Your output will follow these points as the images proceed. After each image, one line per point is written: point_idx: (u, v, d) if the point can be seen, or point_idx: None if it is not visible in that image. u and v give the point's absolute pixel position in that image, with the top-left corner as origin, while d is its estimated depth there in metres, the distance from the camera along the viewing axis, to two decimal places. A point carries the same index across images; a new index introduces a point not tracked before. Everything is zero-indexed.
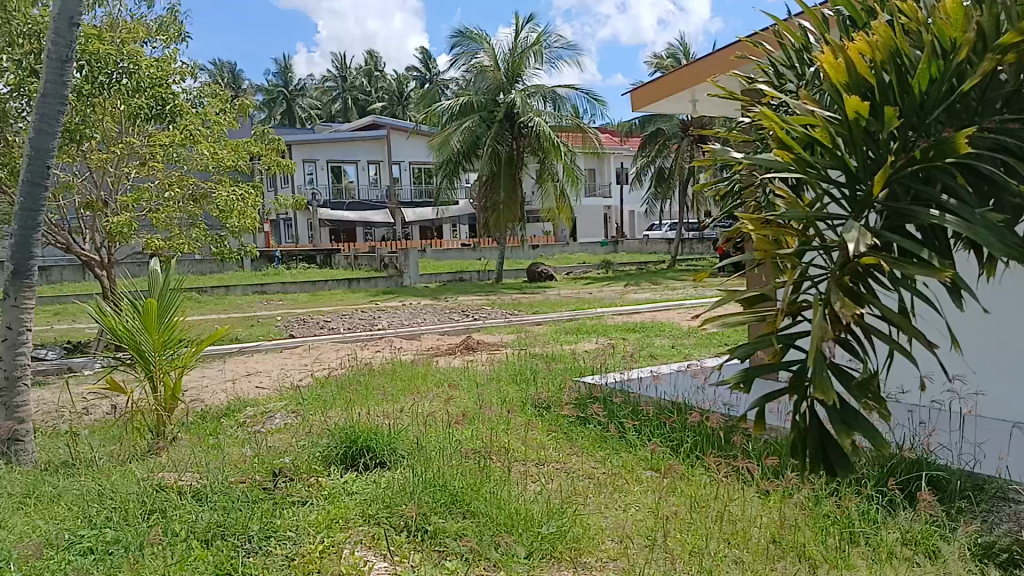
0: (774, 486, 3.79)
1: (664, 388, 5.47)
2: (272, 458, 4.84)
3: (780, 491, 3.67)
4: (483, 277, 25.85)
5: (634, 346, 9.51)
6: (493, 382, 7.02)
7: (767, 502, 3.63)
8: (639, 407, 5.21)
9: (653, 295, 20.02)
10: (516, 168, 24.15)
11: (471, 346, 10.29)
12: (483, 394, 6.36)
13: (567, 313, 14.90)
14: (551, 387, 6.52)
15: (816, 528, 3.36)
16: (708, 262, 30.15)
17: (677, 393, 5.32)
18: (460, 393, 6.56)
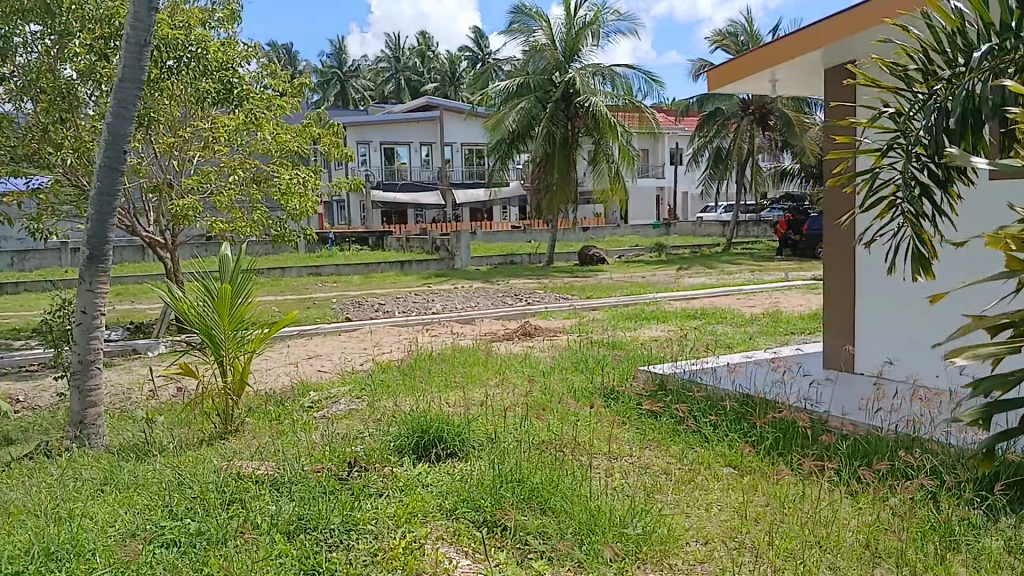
0: (864, 487, 3.58)
1: (741, 381, 5.30)
2: (344, 445, 4.84)
3: (872, 493, 3.46)
4: (534, 260, 25.74)
5: (696, 334, 9.33)
6: (556, 370, 6.94)
7: (858, 504, 3.42)
8: (718, 401, 5.06)
9: (709, 279, 19.70)
10: (570, 149, 23.90)
11: (530, 332, 10.22)
12: (549, 383, 6.28)
13: (623, 298, 14.74)
14: (617, 377, 6.41)
15: (912, 532, 3.12)
16: (764, 246, 29.55)
17: (753, 386, 5.17)
18: (525, 381, 6.50)
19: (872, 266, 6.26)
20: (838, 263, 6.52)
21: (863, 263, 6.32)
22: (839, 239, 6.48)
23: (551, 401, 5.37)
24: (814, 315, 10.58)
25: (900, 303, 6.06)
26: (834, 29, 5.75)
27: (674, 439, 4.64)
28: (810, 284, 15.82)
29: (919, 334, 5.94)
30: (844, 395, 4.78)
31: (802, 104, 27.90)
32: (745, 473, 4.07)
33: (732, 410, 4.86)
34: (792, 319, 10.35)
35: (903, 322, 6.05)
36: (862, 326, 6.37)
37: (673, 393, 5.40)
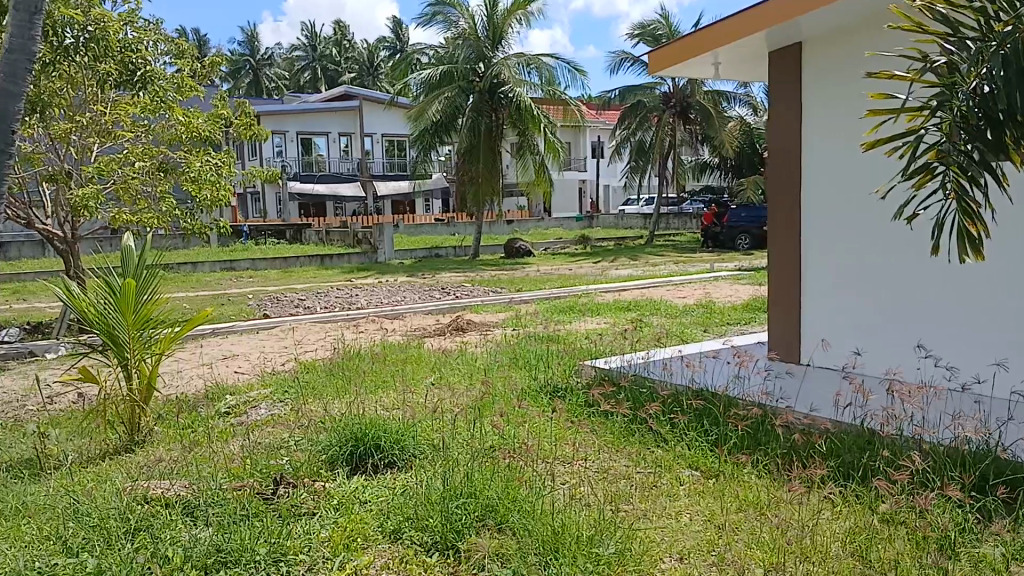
0: (842, 489, 3.31)
1: (697, 376, 4.98)
2: (268, 457, 4.33)
3: (853, 498, 3.19)
4: (459, 253, 25.29)
5: (632, 326, 9.10)
6: (494, 367, 6.55)
7: (838, 509, 3.16)
8: (673, 394, 4.77)
9: (635, 271, 19.63)
10: (494, 140, 23.53)
11: (462, 326, 9.81)
12: (486, 381, 5.89)
13: (552, 291, 14.45)
14: (559, 373, 6.08)
15: (906, 541, 2.86)
16: (686, 238, 29.87)
17: (713, 381, 4.85)
18: (462, 381, 6.09)
19: (818, 255, 6.10)
20: (785, 251, 6.34)
21: (809, 251, 6.17)
22: (786, 228, 6.31)
23: (494, 400, 4.98)
24: (746, 305, 10.49)
25: (846, 292, 5.91)
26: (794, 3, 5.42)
27: (629, 438, 4.33)
28: (736, 274, 15.87)
29: (865, 323, 5.79)
30: (803, 389, 4.56)
31: (721, 98, 28.21)
32: (710, 475, 3.79)
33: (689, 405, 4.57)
34: (726, 309, 10.23)
35: (850, 312, 5.90)
36: (807, 315, 6.21)
37: (622, 388, 5.09)
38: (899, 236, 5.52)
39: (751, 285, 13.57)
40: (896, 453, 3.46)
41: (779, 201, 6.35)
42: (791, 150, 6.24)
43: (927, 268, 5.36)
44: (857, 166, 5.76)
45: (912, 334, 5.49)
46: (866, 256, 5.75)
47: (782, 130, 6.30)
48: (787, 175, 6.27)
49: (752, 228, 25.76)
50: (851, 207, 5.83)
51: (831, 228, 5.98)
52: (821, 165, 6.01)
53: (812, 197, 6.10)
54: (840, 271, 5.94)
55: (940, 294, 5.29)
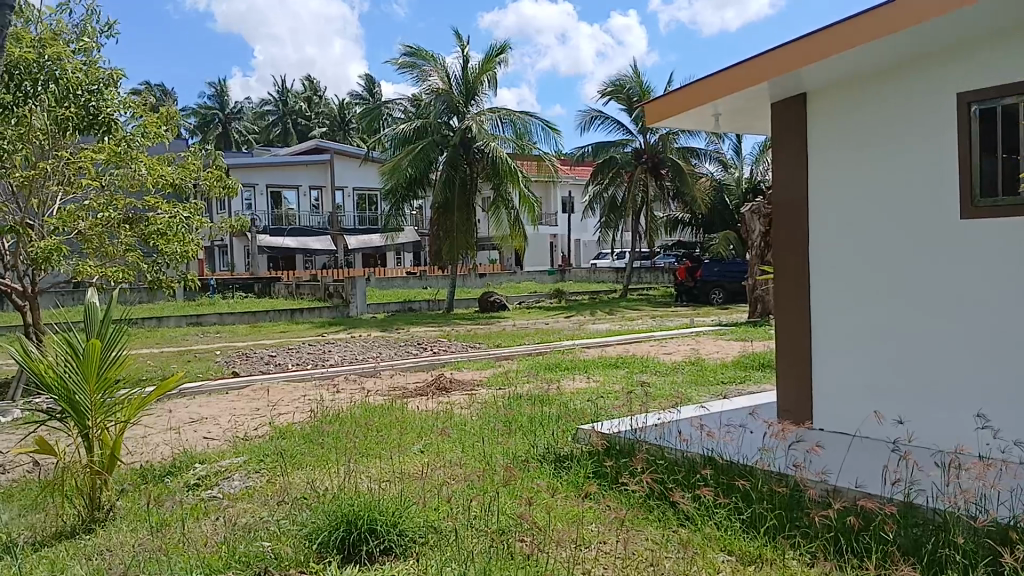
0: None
1: (717, 445, 4.58)
2: (248, 542, 3.87)
3: None
4: (432, 307, 24.87)
5: (624, 385, 8.76)
6: (488, 433, 6.11)
7: None
8: (692, 465, 4.39)
9: (613, 326, 19.35)
10: (469, 194, 23.32)
11: (445, 386, 9.36)
12: (478, 450, 5.48)
13: (533, 346, 14.04)
14: (559, 439, 5.68)
15: None
16: (660, 292, 29.79)
17: (736, 451, 4.46)
18: (454, 450, 5.61)
19: (830, 314, 5.79)
20: (793, 310, 6.02)
21: (820, 311, 5.85)
22: (794, 286, 6.00)
23: (494, 472, 4.55)
24: (736, 362, 10.15)
25: (863, 354, 5.60)
26: (808, 54, 5.15)
27: (650, 517, 3.96)
28: (717, 330, 15.62)
29: (885, 387, 5.47)
30: (833, 462, 4.20)
31: (689, 154, 28.31)
32: (747, 561, 3.44)
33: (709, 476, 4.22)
34: (716, 367, 9.89)
35: (868, 374, 5.57)
36: (819, 377, 5.88)
37: (632, 459, 4.68)
38: (919, 294, 5.25)
39: (735, 340, 13.33)
40: (960, 533, 3.14)
41: (786, 260, 6.04)
42: (796, 205, 5.95)
43: (953, 328, 5.08)
44: (869, 222, 5.51)
45: (937, 397, 5.18)
46: (894, 317, 5.40)
47: (785, 184, 6.02)
48: (794, 231, 5.97)
49: (725, 283, 25.69)
50: (864, 266, 5.55)
51: (844, 286, 5.69)
52: (831, 221, 5.74)
53: (821, 255, 5.81)
54: (855, 331, 5.63)
55: (967, 353, 5.02)
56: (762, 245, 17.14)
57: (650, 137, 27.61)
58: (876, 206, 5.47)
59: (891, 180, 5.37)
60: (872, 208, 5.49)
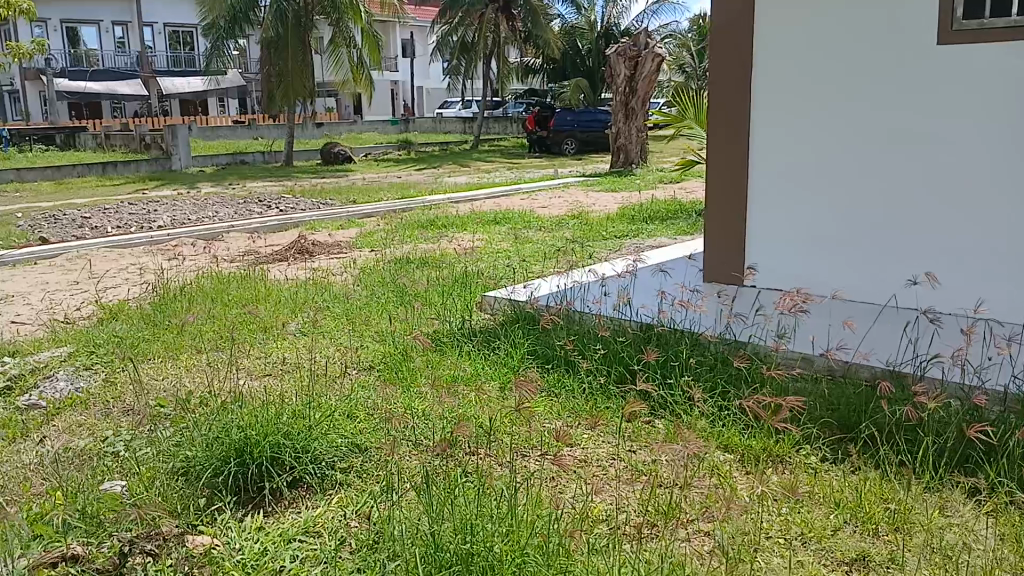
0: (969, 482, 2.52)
1: (682, 316, 3.89)
2: (91, 483, 2.77)
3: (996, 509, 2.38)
4: (268, 159, 22.72)
5: (511, 244, 7.95)
6: (378, 312, 5.10)
7: (983, 520, 2.35)
8: (659, 339, 3.69)
9: (471, 179, 18.34)
10: (305, 31, 20.75)
11: (307, 251, 8.14)
12: (372, 335, 4.54)
13: (393, 202, 12.85)
14: (470, 314, 4.86)
15: None
16: (510, 143, 28.88)
17: (708, 324, 3.79)
18: (347, 336, 4.60)
19: (772, 159, 5.05)
20: (726, 156, 5.21)
21: (758, 155, 5.10)
22: (729, 129, 5.17)
23: (402, 374, 3.69)
24: (621, 215, 9.49)
25: (809, 203, 4.97)
26: None
27: (609, 404, 3.29)
28: (584, 181, 15.03)
29: (835, 240, 4.90)
30: (826, 332, 3.62)
31: None
32: (754, 461, 2.82)
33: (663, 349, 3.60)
34: (601, 221, 9.20)
35: (814, 227, 4.97)
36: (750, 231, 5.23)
37: (581, 335, 3.90)
38: (881, 134, 4.63)
39: (607, 192, 12.76)
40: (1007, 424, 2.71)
41: (720, 96, 5.16)
42: (735, 30, 5.02)
43: (921, 172, 4.53)
44: (823, 48, 4.75)
45: (895, 248, 4.69)
46: (845, 160, 4.78)
47: (721, 6, 5.05)
48: (732, 60, 5.07)
49: (578, 133, 25.03)
50: (814, 102, 4.84)
51: (791, 126, 4.95)
52: (777, 48, 4.91)
53: (765, 90, 5.00)
54: (796, 175, 4.98)
55: (935, 200, 4.51)
56: (627, 91, 16.40)
57: None
58: (834, 31, 4.69)
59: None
60: (832, 35, 4.70)
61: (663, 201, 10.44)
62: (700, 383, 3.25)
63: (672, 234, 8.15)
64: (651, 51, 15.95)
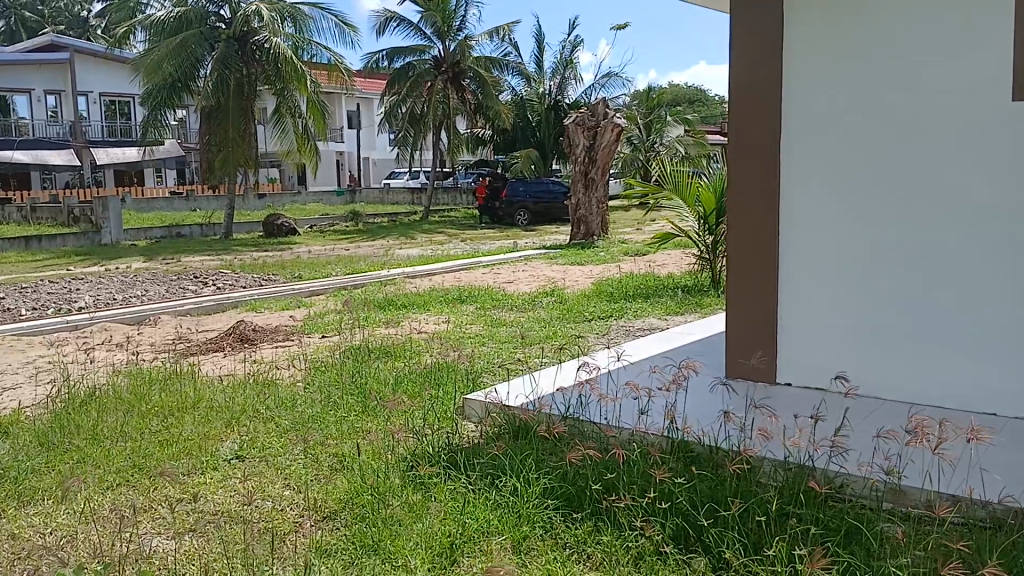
0: None
1: (762, 443, 3.07)
2: None
3: None
4: (206, 232, 21.52)
5: (485, 329, 7.05)
6: (334, 431, 4.11)
7: None
8: (728, 475, 2.84)
9: (423, 252, 17.47)
10: (246, 97, 19.85)
11: (246, 338, 7.09)
12: (328, 472, 3.54)
13: (342, 277, 11.89)
14: (455, 433, 3.94)
15: None
16: (460, 213, 28.24)
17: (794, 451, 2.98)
18: (299, 469, 3.61)
19: (809, 238, 4.32)
20: (752, 236, 4.47)
21: (791, 235, 4.37)
22: (755, 200, 4.44)
23: (380, 537, 2.72)
24: (598, 292, 8.69)
25: (856, 292, 4.21)
26: None
27: None
28: (546, 254, 14.30)
29: (890, 336, 4.13)
30: (972, 467, 2.87)
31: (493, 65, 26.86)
32: None
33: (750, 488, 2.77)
34: (578, 299, 8.38)
35: (862, 315, 4.20)
36: (785, 325, 4.45)
37: (622, 464, 3.04)
38: (944, 205, 3.89)
39: (572, 265, 12.01)
40: None
41: (743, 163, 4.45)
42: (761, 87, 4.35)
43: (995, 251, 3.79)
44: (868, 112, 4.07)
45: (964, 342, 3.91)
46: (900, 241, 4.04)
47: (743, 63, 4.39)
48: (758, 123, 4.38)
49: (530, 203, 24.43)
50: (859, 177, 4.14)
51: (830, 196, 4.23)
52: (813, 112, 4.23)
53: (798, 156, 4.30)
54: (840, 257, 4.24)
55: (1015, 284, 3.75)
56: (586, 160, 15.91)
57: (449, 45, 25.69)
58: (882, 91, 4.01)
59: (903, 52, 3.94)
60: (879, 92, 4.02)
61: (638, 276, 9.68)
62: (801, 545, 2.40)
63: (661, 314, 7.34)
64: (610, 122, 15.52)
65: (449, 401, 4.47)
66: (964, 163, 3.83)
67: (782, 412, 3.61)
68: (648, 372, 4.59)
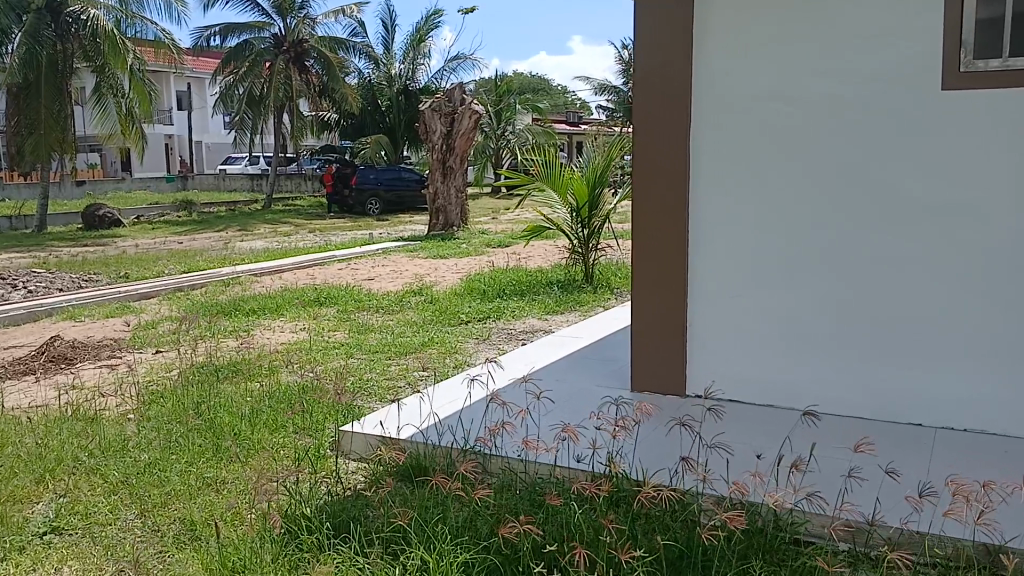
0: None
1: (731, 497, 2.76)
2: None
3: None
4: (15, 224, 19.14)
5: (348, 338, 6.33)
6: (182, 487, 3.34)
7: None
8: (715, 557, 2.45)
9: (269, 244, 16.27)
10: (60, 75, 17.70)
11: (62, 357, 5.99)
12: (175, 554, 2.78)
13: (178, 276, 10.70)
14: (334, 487, 3.27)
15: None
16: (305, 202, 26.83)
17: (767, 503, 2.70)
18: (138, 550, 2.83)
19: (725, 237, 3.96)
20: (664, 235, 4.05)
21: (706, 234, 4.00)
22: (666, 197, 4.02)
23: None
24: (470, 289, 8.15)
25: (778, 295, 3.90)
26: None
27: None
28: (405, 246, 13.60)
29: (814, 343, 3.85)
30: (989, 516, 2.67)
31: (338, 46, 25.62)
32: None
33: (768, 564, 2.46)
34: (449, 298, 7.81)
35: (781, 321, 3.90)
36: (699, 334, 4.08)
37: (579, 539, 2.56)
38: (871, 202, 3.64)
39: (434, 258, 11.40)
40: None
41: (652, 155, 4.02)
42: (674, 72, 3.94)
43: (922, 253, 3.58)
44: (791, 100, 3.76)
45: (889, 347, 3.69)
46: (825, 240, 3.76)
47: (651, 45, 3.96)
48: (668, 112, 3.97)
49: (382, 191, 23.48)
50: (779, 171, 3.82)
51: (750, 193, 3.89)
52: (728, 101, 3.88)
53: (713, 148, 3.94)
54: (759, 259, 3.92)
55: (944, 288, 3.55)
56: (443, 148, 15.29)
57: (289, 23, 24.23)
58: (806, 79, 3.71)
59: (829, 36, 3.65)
60: (802, 81, 3.72)
61: (507, 270, 9.23)
62: None
63: (540, 313, 6.90)
64: (467, 108, 15.01)
65: (314, 442, 3.78)
66: (894, 157, 3.58)
67: (739, 448, 3.30)
68: (563, 399, 4.12)
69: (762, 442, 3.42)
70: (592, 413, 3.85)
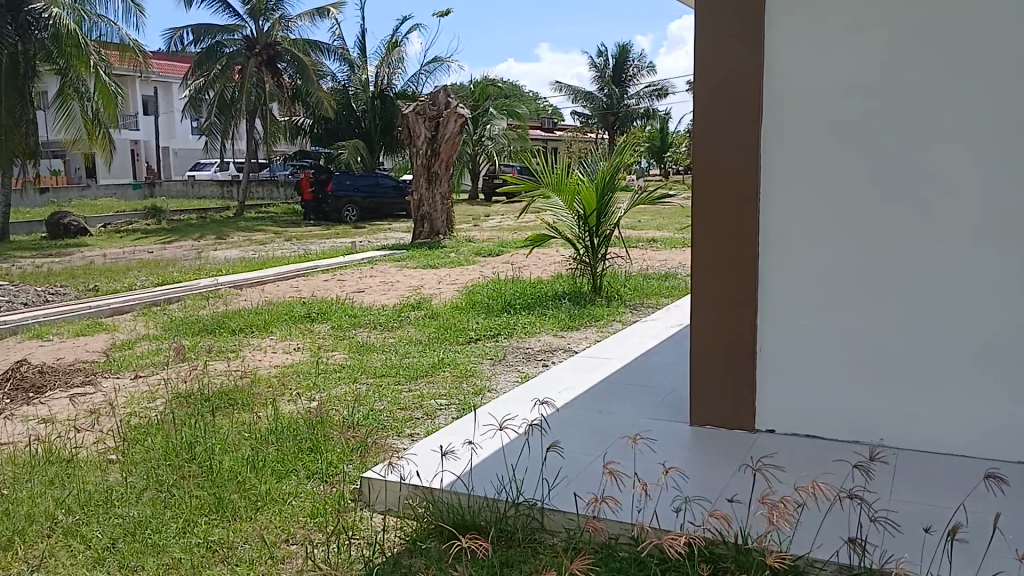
0: None
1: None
2: None
3: None
4: None
5: (347, 360, 5.76)
6: (181, 556, 2.78)
7: None
8: None
9: (245, 253, 15.58)
10: (21, 78, 16.82)
11: (29, 384, 5.37)
12: None
13: (152, 290, 10.02)
14: (372, 559, 2.71)
15: None
16: (279, 209, 26.06)
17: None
18: None
19: (800, 251, 3.49)
20: (729, 249, 3.57)
21: (778, 247, 3.53)
22: (732, 205, 3.55)
23: None
24: (472, 302, 7.63)
25: (861, 316, 3.43)
26: None
27: None
28: (391, 255, 13.02)
29: (905, 370, 3.38)
30: None
31: (312, 49, 24.95)
32: None
33: None
34: (452, 312, 7.29)
35: (863, 346, 3.44)
36: (768, 360, 3.61)
37: None
38: (973, 210, 3.20)
39: (424, 269, 10.84)
40: None
41: (713, 160, 3.55)
42: (739, 65, 3.48)
43: None
44: (877, 95, 3.30)
45: (994, 378, 3.24)
46: (918, 254, 3.30)
47: (711, 33, 3.50)
48: (733, 109, 3.51)
49: (358, 198, 22.79)
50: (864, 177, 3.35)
51: (830, 199, 3.42)
52: (804, 96, 3.41)
53: (785, 150, 3.47)
54: (839, 275, 3.44)
55: None
56: (428, 153, 14.73)
57: (262, 25, 23.53)
58: (895, 72, 3.26)
59: (923, 23, 3.20)
60: (890, 74, 3.27)
61: (508, 282, 8.71)
62: None
63: (554, 330, 6.40)
64: (452, 111, 14.46)
65: (330, 489, 3.25)
66: (1000, 160, 3.14)
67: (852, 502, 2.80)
68: (632, 438, 3.60)
69: (905, 501, 2.82)
70: (670, 460, 3.31)
